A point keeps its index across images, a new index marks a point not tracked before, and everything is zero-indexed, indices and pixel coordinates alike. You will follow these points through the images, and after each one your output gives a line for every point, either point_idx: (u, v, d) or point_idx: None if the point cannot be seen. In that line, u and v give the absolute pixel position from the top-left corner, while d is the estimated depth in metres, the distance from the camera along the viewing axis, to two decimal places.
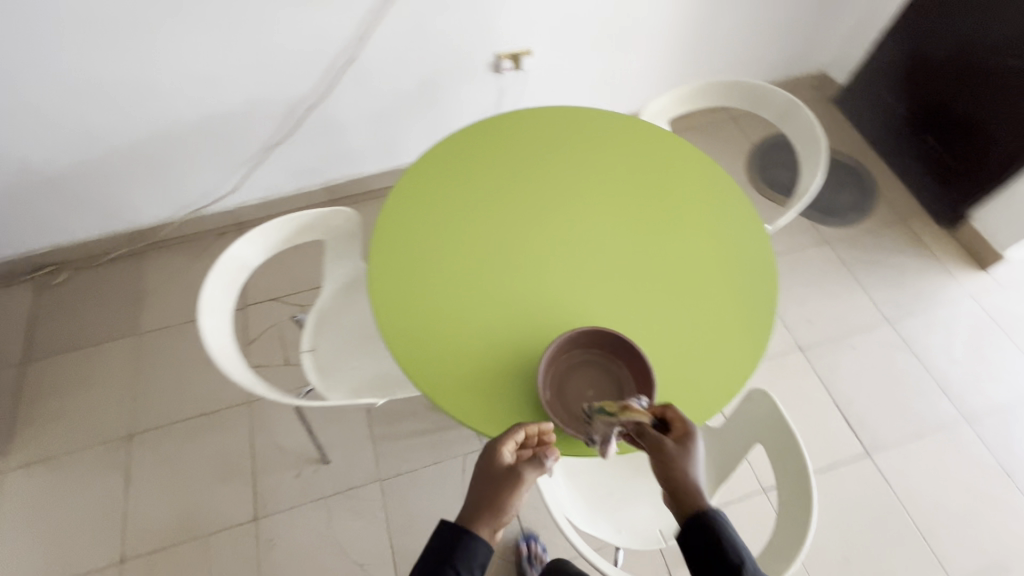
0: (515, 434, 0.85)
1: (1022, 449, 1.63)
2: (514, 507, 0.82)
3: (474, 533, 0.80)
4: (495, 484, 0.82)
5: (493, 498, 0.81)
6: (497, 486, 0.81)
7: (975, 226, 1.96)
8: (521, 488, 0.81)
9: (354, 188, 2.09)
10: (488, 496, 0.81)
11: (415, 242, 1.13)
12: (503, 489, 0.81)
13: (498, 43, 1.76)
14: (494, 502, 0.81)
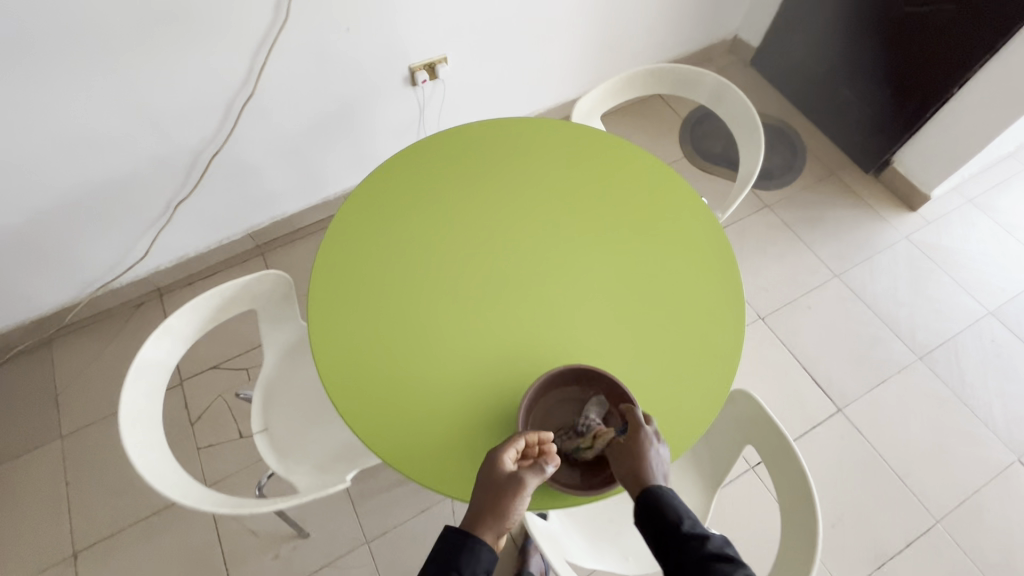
0: (517, 441, 0.80)
1: (973, 375, 1.73)
2: (518, 512, 0.78)
3: (477, 538, 0.76)
4: (498, 489, 0.78)
5: (496, 503, 0.77)
6: (500, 492, 0.77)
7: (899, 169, 2.04)
8: (523, 493, 0.77)
9: (282, 229, 1.93)
10: (491, 500, 0.77)
11: (359, 296, 1.03)
12: (506, 494, 0.77)
13: (411, 54, 1.65)
14: (497, 507, 0.77)
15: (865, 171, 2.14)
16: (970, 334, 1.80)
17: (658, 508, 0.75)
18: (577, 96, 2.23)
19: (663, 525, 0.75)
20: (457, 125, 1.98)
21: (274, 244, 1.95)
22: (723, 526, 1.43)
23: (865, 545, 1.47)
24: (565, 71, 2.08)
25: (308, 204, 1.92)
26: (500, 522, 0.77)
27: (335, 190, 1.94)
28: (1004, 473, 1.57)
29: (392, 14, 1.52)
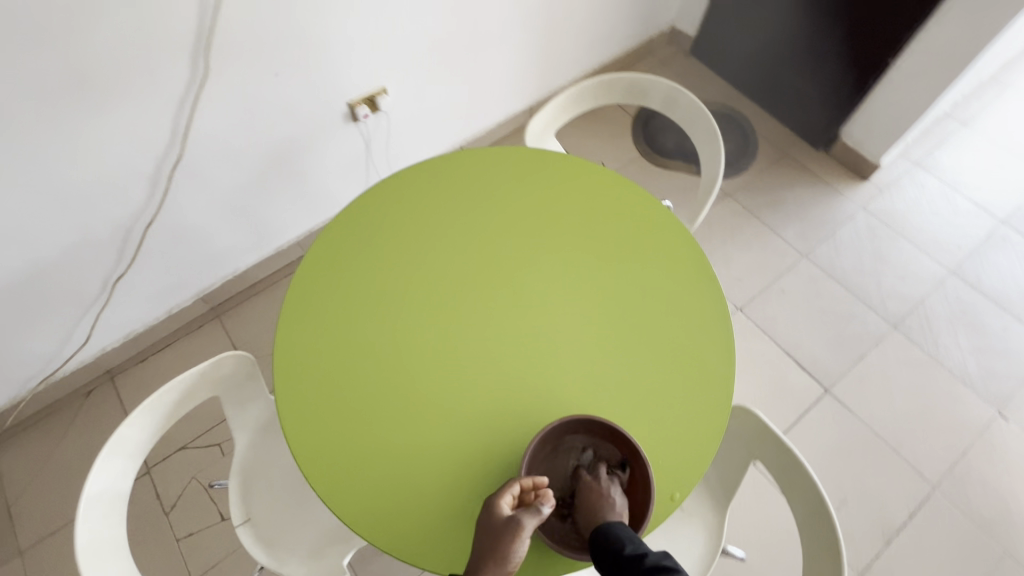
0: (513, 484, 0.78)
1: (945, 336, 1.77)
2: (516, 555, 0.73)
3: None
4: (496, 532, 0.74)
5: (495, 545, 0.73)
6: (498, 535, 0.74)
7: (847, 142, 2.08)
8: (522, 537, 0.73)
9: (236, 286, 1.82)
10: (490, 542, 0.74)
11: (330, 370, 0.96)
12: (505, 536, 0.73)
13: (348, 90, 1.56)
14: (496, 549, 0.73)
15: (815, 147, 2.17)
16: (936, 295, 1.85)
17: (606, 534, 0.74)
18: (524, 107, 2.19)
19: (612, 553, 0.72)
20: (406, 152, 1.90)
21: (230, 303, 1.84)
22: (735, 530, 1.41)
23: (872, 524, 1.49)
24: (510, 83, 2.03)
25: (261, 256, 1.81)
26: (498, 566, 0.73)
27: (288, 238, 1.84)
28: (989, 428, 1.62)
29: (322, 52, 1.43)
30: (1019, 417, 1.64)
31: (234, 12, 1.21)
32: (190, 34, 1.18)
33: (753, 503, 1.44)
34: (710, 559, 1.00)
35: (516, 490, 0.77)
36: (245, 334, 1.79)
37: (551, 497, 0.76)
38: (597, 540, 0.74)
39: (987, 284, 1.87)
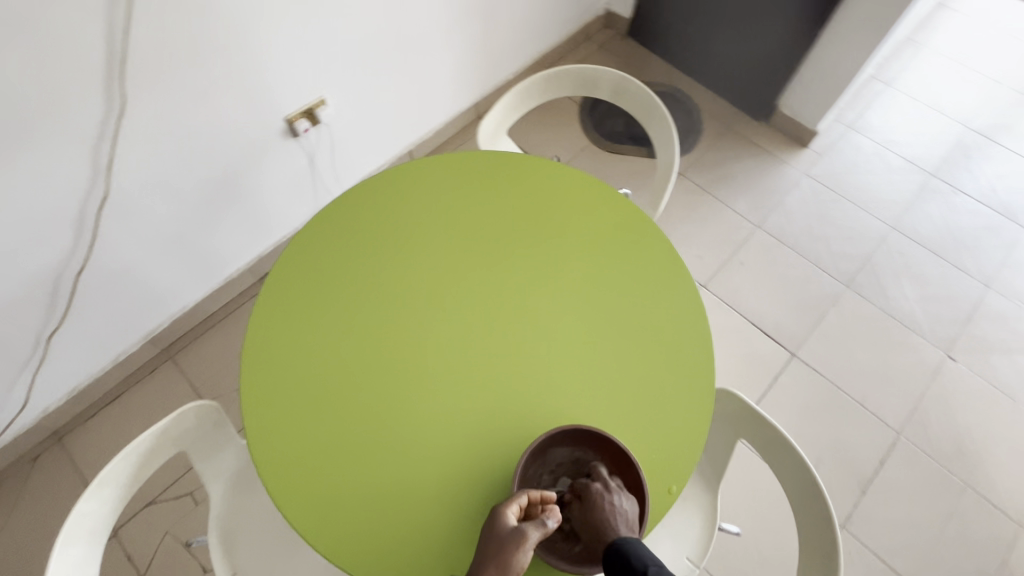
0: (521, 494, 0.76)
1: (893, 288, 1.88)
2: (521, 563, 0.71)
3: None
4: (501, 539, 0.72)
5: (500, 554, 0.71)
6: (502, 543, 0.72)
7: (786, 112, 2.15)
8: (527, 547, 0.71)
9: (187, 324, 1.71)
10: (496, 551, 0.72)
11: (303, 405, 0.92)
12: (510, 543, 0.71)
13: (284, 103, 1.48)
14: (499, 558, 0.71)
15: (756, 119, 2.24)
16: (881, 251, 1.95)
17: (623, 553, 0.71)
18: (470, 104, 2.14)
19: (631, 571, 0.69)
20: (353, 162, 1.82)
21: (182, 342, 1.73)
22: (724, 502, 1.46)
23: (848, 477, 1.57)
24: (453, 81, 1.98)
25: (210, 289, 1.70)
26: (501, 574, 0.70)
27: (238, 266, 1.73)
28: (940, 371, 1.73)
29: (250, 68, 1.34)
30: (965, 357, 1.76)
31: (147, 31, 1.11)
32: (101, 56, 1.07)
33: (737, 473, 1.50)
34: (709, 542, 1.02)
35: (523, 500, 0.76)
36: (203, 373, 1.69)
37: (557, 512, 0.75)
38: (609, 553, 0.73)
39: (924, 234, 1.99)
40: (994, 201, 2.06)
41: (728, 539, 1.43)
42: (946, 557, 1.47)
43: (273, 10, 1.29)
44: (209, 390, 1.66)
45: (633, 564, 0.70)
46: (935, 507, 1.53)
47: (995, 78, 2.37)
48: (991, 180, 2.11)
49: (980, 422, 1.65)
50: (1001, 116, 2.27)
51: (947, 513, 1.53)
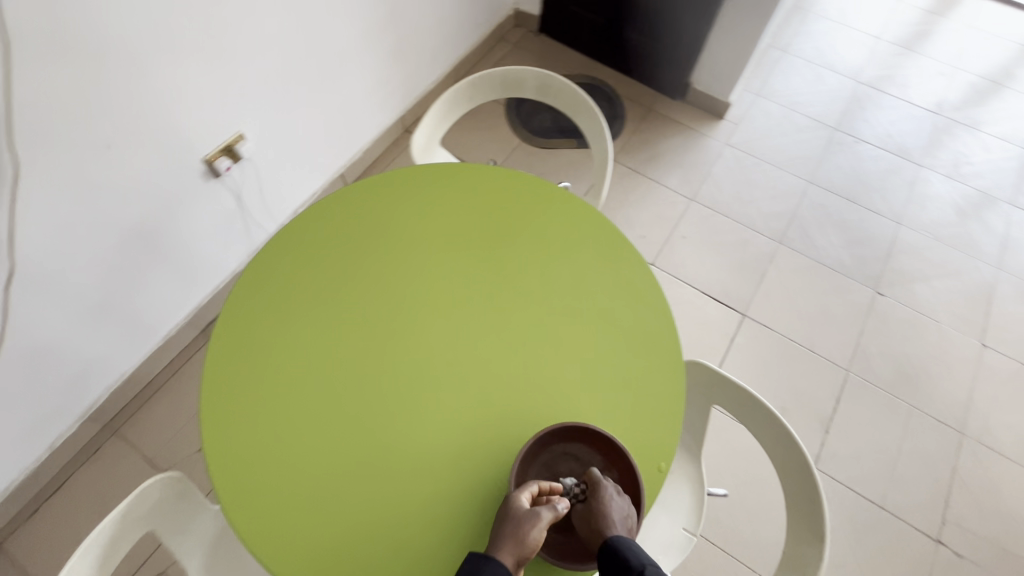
0: (536, 481, 0.78)
1: (820, 239, 2.01)
2: (535, 539, 0.73)
3: (495, 557, 0.73)
4: (517, 517, 0.75)
5: (513, 533, 0.74)
6: (517, 520, 0.74)
7: (698, 88, 2.26)
8: (541, 527, 0.74)
9: (128, 392, 1.58)
10: (510, 530, 0.74)
11: (275, 455, 0.87)
12: (525, 521, 0.74)
13: (198, 144, 1.39)
14: (513, 535, 0.74)
15: (672, 98, 2.34)
16: (805, 206, 2.09)
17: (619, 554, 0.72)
18: (396, 118, 2.11)
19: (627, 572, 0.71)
20: (284, 193, 1.75)
21: (125, 413, 1.60)
22: (707, 467, 1.52)
23: (811, 420, 1.67)
24: (374, 98, 1.94)
25: (148, 351, 1.58)
26: (515, 547, 0.73)
27: (176, 321, 1.62)
28: (873, 308, 1.87)
29: (155, 113, 1.26)
30: (892, 291, 1.91)
31: (32, 89, 1.02)
32: None
33: (714, 436, 1.56)
34: (700, 508, 1.07)
35: (535, 487, 0.77)
36: (155, 443, 1.57)
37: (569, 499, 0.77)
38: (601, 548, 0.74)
39: (838, 184, 2.15)
40: (891, 145, 2.26)
41: (716, 502, 1.49)
42: (906, 476, 1.60)
43: (168, 48, 1.21)
44: (165, 459, 1.55)
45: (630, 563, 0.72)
46: (890, 432, 1.66)
47: (874, 34, 2.59)
48: (887, 126, 2.31)
49: (914, 348, 1.81)
50: (884, 68, 2.48)
51: (900, 436, 1.66)
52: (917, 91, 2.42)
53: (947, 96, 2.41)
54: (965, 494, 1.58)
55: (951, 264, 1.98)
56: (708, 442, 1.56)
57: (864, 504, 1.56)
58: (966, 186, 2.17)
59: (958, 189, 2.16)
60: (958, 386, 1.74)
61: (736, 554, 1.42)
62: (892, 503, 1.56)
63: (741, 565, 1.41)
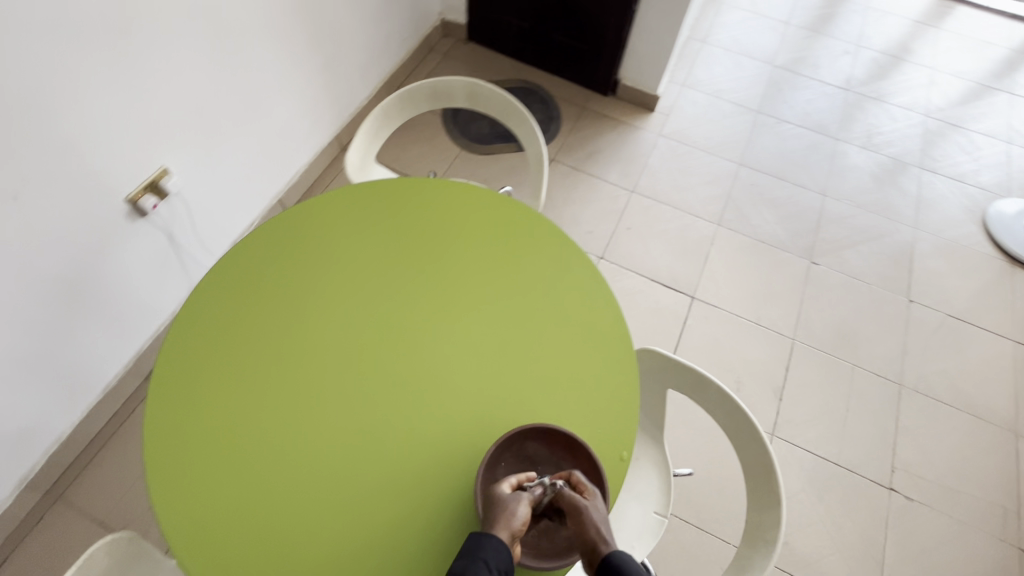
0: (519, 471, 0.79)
1: (756, 217, 2.11)
2: (523, 514, 0.73)
3: (493, 535, 0.71)
4: (501, 501, 0.75)
5: (501, 516, 0.73)
6: (502, 504, 0.74)
7: (627, 83, 2.33)
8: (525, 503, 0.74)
9: (70, 454, 1.48)
10: (497, 514, 0.74)
11: (231, 497, 0.84)
12: (509, 501, 0.74)
13: (118, 183, 1.32)
14: (501, 516, 0.73)
15: (604, 95, 2.40)
16: (738, 187, 2.19)
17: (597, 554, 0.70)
18: (331, 138, 2.07)
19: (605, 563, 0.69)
20: (220, 225, 1.69)
21: (68, 476, 1.50)
22: (673, 449, 1.56)
23: (766, 390, 1.75)
24: (306, 119, 1.90)
25: (88, 407, 1.49)
26: (508, 526, 0.72)
27: (115, 372, 1.53)
28: (810, 277, 1.98)
29: (70, 157, 1.19)
30: (825, 259, 2.03)
31: None
32: None
33: (678, 418, 1.61)
34: (668, 490, 1.10)
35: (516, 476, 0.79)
36: (105, 503, 1.48)
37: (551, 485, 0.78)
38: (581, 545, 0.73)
39: (766, 164, 2.26)
40: (810, 123, 2.40)
41: (685, 481, 1.53)
42: (856, 431, 1.70)
43: (75, 87, 1.15)
44: (118, 519, 1.46)
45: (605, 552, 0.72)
46: (837, 393, 1.76)
47: (784, 20, 2.75)
48: (804, 105, 2.46)
49: (850, 310, 1.92)
50: (796, 51, 2.64)
51: (847, 395, 1.76)
52: (828, 70, 2.58)
53: (854, 73, 2.59)
54: (909, 441, 1.69)
55: (874, 228, 2.12)
56: (672, 424, 1.61)
57: (821, 463, 1.64)
58: (880, 155, 2.33)
59: (873, 158, 2.32)
60: (892, 341, 1.87)
61: (710, 529, 1.47)
62: (847, 459, 1.66)
63: (716, 538, 1.46)
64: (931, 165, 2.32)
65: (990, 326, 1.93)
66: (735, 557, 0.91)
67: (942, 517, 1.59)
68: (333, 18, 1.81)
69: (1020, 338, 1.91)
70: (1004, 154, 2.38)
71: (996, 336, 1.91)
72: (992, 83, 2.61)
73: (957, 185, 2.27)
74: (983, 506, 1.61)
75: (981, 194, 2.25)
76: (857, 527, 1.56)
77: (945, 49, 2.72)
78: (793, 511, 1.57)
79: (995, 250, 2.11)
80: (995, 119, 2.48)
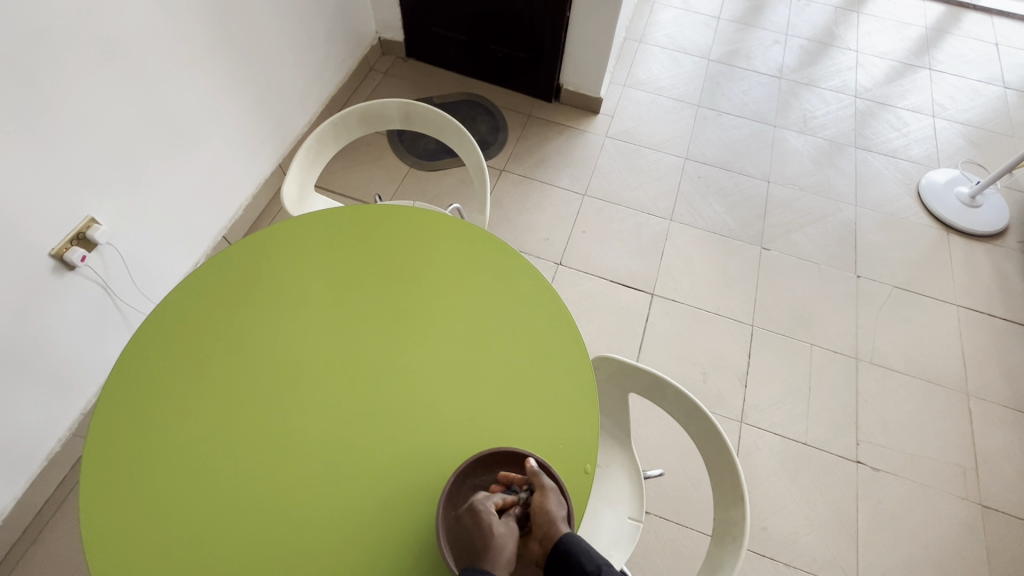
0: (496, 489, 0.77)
1: (706, 209, 2.16)
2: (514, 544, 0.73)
3: (488, 570, 0.71)
4: (490, 532, 0.73)
5: (492, 548, 0.72)
6: (490, 535, 0.73)
7: (569, 88, 2.36)
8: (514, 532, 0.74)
9: (15, 528, 1.39)
10: (488, 546, 0.72)
11: (177, 547, 0.81)
12: (495, 528, 0.74)
13: (39, 238, 1.25)
14: (490, 547, 0.72)
15: (548, 101, 2.42)
16: (686, 181, 2.23)
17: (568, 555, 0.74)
18: (273, 167, 2.02)
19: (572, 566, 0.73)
20: (157, 269, 1.61)
21: (13, 555, 1.40)
22: (644, 449, 1.58)
23: (730, 378, 1.78)
24: (244, 151, 1.85)
25: (33, 475, 1.40)
26: (501, 559, 0.72)
27: (56, 436, 1.44)
28: (762, 263, 2.03)
29: None
30: (775, 244, 2.09)
31: None
32: None
33: (647, 416, 1.63)
34: (640, 494, 1.10)
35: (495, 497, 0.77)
36: None
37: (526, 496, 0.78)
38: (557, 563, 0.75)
39: (710, 156, 2.31)
40: (749, 113, 2.47)
41: (659, 480, 1.54)
42: (820, 409, 1.74)
43: None
44: None
45: (585, 567, 0.74)
46: (798, 373, 1.81)
47: (715, 15, 2.84)
48: (741, 95, 2.53)
49: (803, 291, 1.98)
50: (729, 44, 2.72)
51: (808, 374, 1.81)
52: (761, 60, 2.67)
53: (785, 61, 2.68)
54: (870, 413, 1.75)
55: (818, 209, 2.19)
56: (641, 423, 1.62)
57: (790, 444, 1.68)
58: (817, 138, 2.41)
59: (811, 141, 2.40)
60: (846, 318, 1.93)
61: (689, 523, 1.48)
62: (813, 437, 1.70)
63: (694, 531, 1.47)
64: (865, 144, 2.42)
65: (933, 294, 2.01)
66: (707, 556, 0.92)
67: (907, 484, 1.64)
68: (261, 46, 1.77)
69: (962, 302, 2.00)
70: (929, 127, 2.50)
71: (940, 302, 1.99)
72: (912, 60, 2.75)
73: (891, 161, 2.37)
74: (944, 468, 1.67)
75: (913, 168, 2.36)
76: (830, 503, 1.59)
77: (867, 32, 2.85)
78: (766, 494, 1.60)
79: (931, 220, 2.21)
80: (918, 95, 2.61)
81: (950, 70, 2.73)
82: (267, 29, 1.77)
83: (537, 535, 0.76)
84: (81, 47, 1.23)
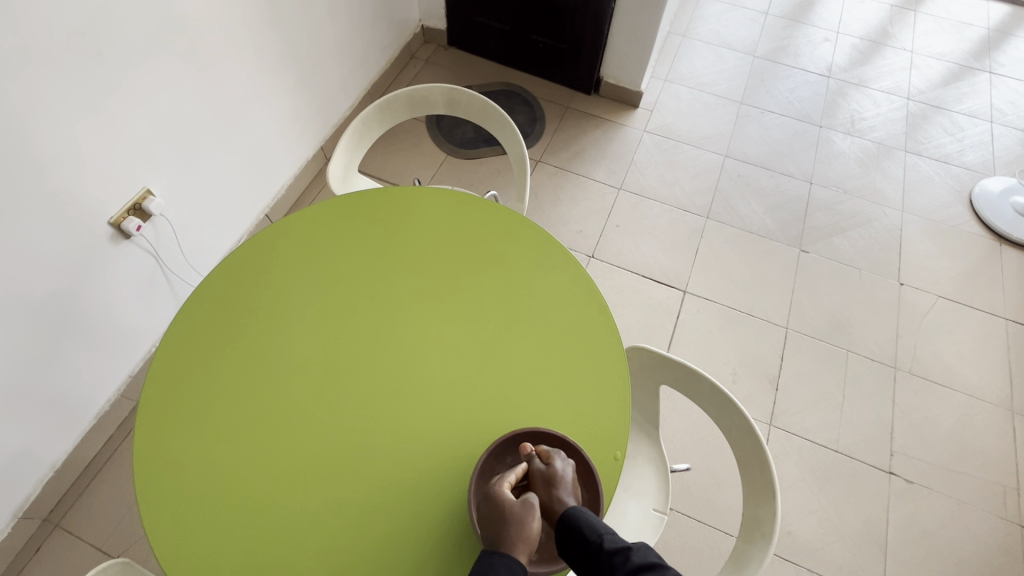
0: (512, 469, 0.80)
1: (744, 208, 2.12)
2: (534, 528, 0.74)
3: (506, 553, 0.72)
4: (506, 515, 0.75)
5: (511, 531, 0.73)
6: (507, 516, 0.74)
7: (609, 81, 2.34)
8: (534, 514, 0.75)
9: (66, 480, 1.48)
10: (506, 530, 0.74)
11: (222, 510, 0.85)
12: (512, 509, 0.75)
13: (99, 208, 1.32)
14: (508, 528, 0.74)
15: (587, 93, 2.40)
16: (725, 179, 2.19)
17: (579, 531, 0.73)
18: (315, 150, 2.07)
19: (583, 543, 0.72)
20: (204, 242, 1.68)
21: (63, 505, 1.49)
22: (670, 444, 1.57)
23: (761, 381, 1.75)
24: (288, 133, 1.90)
25: (82, 432, 1.49)
26: (521, 541, 0.73)
27: (106, 396, 1.52)
28: (800, 265, 1.99)
29: (62, 179, 1.21)
30: (814, 247, 2.04)
31: None
32: None
33: (675, 413, 1.62)
34: (665, 487, 1.10)
35: (513, 477, 0.79)
36: (101, 531, 1.47)
37: (540, 474, 0.79)
38: (565, 541, 0.74)
39: (751, 154, 2.27)
40: (794, 112, 2.40)
41: (684, 477, 1.54)
42: (853, 417, 1.70)
43: (53, 117, 1.16)
44: (116, 545, 1.45)
45: (589, 539, 0.72)
46: (833, 379, 1.77)
47: (763, 10, 2.77)
48: (787, 94, 2.46)
49: (842, 296, 1.93)
50: (777, 41, 2.65)
51: (842, 381, 1.76)
52: (810, 58, 2.59)
53: (835, 60, 2.60)
54: (906, 424, 1.70)
55: (862, 213, 2.13)
56: (668, 421, 1.61)
57: (820, 450, 1.65)
58: (865, 140, 2.34)
59: (858, 143, 2.32)
60: (885, 326, 1.87)
61: (712, 522, 1.47)
62: (844, 445, 1.66)
63: (717, 531, 1.46)
64: (915, 148, 2.33)
65: (981, 306, 1.93)
66: (732, 552, 0.91)
67: (942, 499, 1.59)
68: (310, 30, 1.81)
69: (1012, 316, 1.92)
70: (987, 133, 2.39)
71: (987, 315, 1.91)
72: (972, 63, 2.63)
73: (942, 166, 2.28)
74: (983, 486, 1.61)
75: (966, 175, 2.26)
76: (858, 513, 1.56)
77: (924, 32, 2.73)
78: (792, 499, 1.57)
79: (982, 230, 2.12)
80: (977, 99, 2.50)
81: (1013, 73, 2.60)
82: (316, 13, 1.81)
83: (551, 519, 0.77)
84: (144, 26, 1.28)
